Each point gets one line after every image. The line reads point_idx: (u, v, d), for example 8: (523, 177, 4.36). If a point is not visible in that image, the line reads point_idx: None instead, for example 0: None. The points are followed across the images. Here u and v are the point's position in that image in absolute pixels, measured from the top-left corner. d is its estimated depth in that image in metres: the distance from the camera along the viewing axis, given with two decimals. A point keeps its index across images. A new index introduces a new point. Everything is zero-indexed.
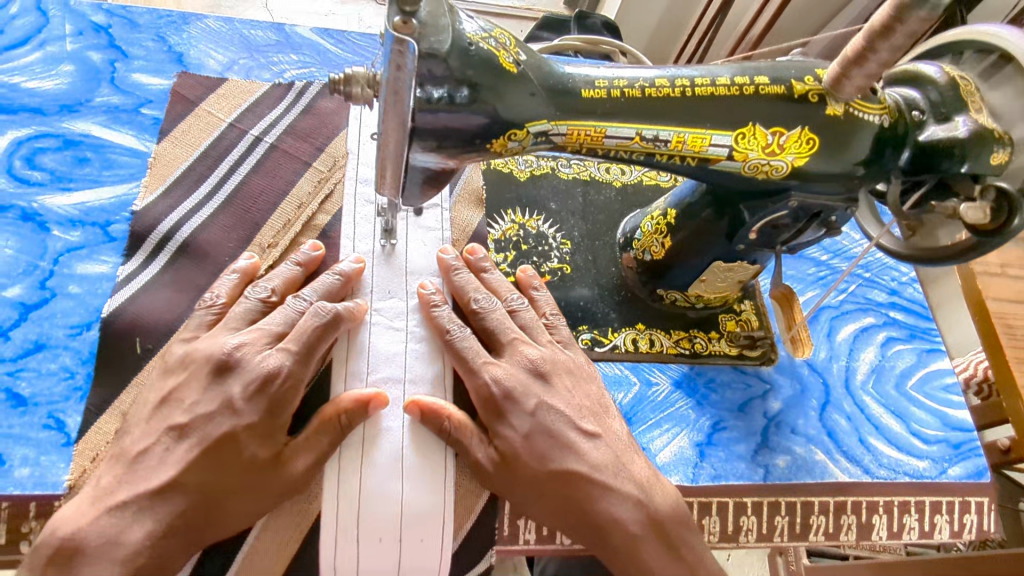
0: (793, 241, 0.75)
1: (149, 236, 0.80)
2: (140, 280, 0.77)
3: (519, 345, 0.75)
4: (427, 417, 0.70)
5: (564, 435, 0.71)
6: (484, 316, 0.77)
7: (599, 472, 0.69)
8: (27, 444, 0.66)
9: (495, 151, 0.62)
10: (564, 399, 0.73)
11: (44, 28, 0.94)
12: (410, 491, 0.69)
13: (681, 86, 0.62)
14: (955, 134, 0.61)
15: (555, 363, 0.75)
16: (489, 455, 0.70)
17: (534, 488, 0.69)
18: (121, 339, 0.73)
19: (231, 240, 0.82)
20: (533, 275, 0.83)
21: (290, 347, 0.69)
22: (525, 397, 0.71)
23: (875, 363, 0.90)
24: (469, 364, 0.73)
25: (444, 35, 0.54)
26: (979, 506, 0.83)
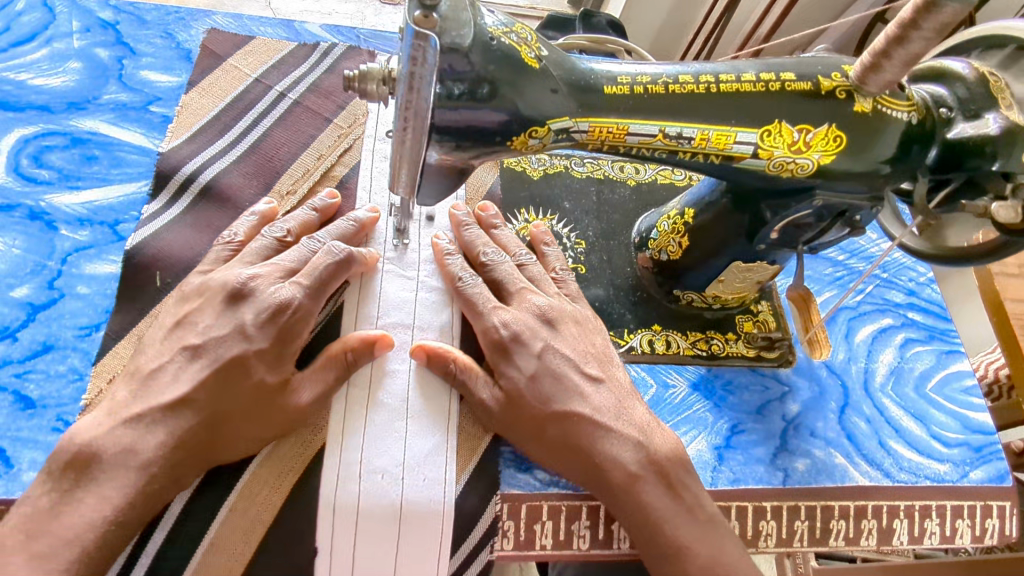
0: (815, 241, 0.73)
1: (174, 176, 0.83)
2: (164, 218, 0.80)
3: (527, 293, 0.75)
4: (433, 361, 0.71)
5: (569, 378, 0.70)
6: (492, 269, 0.76)
7: (601, 414, 0.68)
8: (36, 447, 0.65)
9: (515, 149, 0.61)
10: (570, 344, 0.73)
11: (51, 25, 0.93)
12: (414, 431, 0.69)
13: (705, 82, 0.61)
14: (986, 132, 0.60)
15: (564, 313, 0.75)
16: (493, 395, 0.69)
17: (538, 424, 0.68)
18: (141, 273, 0.76)
19: (254, 186, 0.85)
20: (545, 232, 0.84)
21: (303, 281, 0.69)
22: (532, 339, 0.71)
23: (894, 365, 0.89)
24: (476, 307, 0.73)
25: (466, 29, 0.53)
26: (1001, 510, 0.82)
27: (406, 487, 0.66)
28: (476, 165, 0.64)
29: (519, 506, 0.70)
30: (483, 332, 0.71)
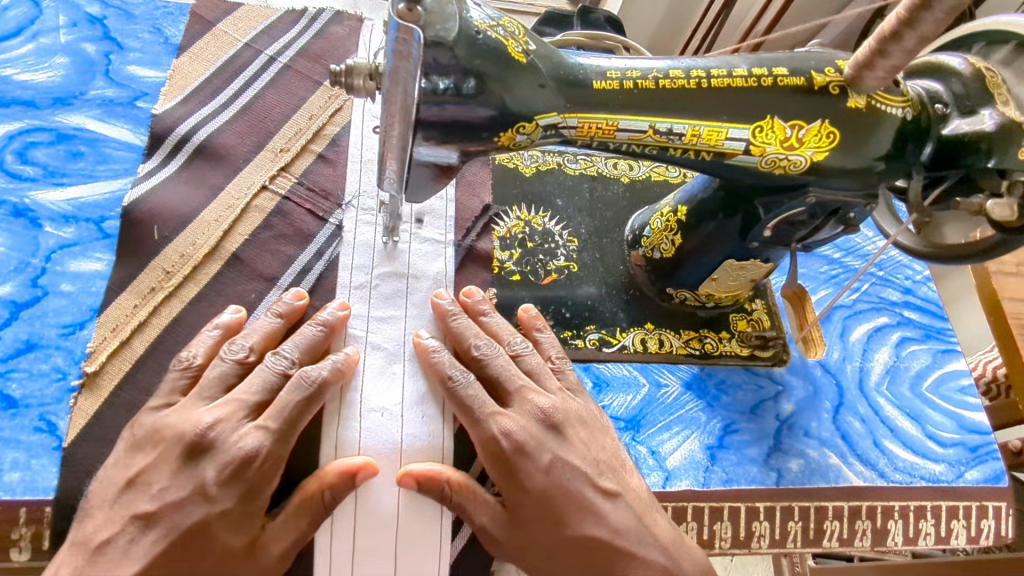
0: (809, 238, 0.72)
1: (169, 136, 0.85)
2: (161, 175, 0.82)
3: (528, 393, 0.72)
4: (424, 486, 0.67)
5: (581, 494, 0.68)
6: (487, 364, 0.73)
7: (620, 537, 0.67)
8: (18, 447, 0.64)
9: (502, 145, 0.60)
10: (579, 454, 0.70)
11: (38, 19, 0.91)
12: (411, 372, 0.74)
13: (696, 77, 0.60)
14: (981, 128, 0.59)
15: (568, 413, 0.72)
16: (493, 514, 0.67)
17: (548, 549, 0.66)
18: (140, 226, 0.78)
19: (247, 145, 0.87)
20: (535, 315, 0.79)
21: (269, 425, 0.65)
22: (539, 452, 0.68)
23: (889, 364, 0.88)
24: (474, 414, 0.69)
25: (451, 23, 0.51)
26: (997, 511, 0.81)
27: (403, 428, 0.71)
28: (464, 162, 0.63)
29: None
30: (484, 443, 0.68)
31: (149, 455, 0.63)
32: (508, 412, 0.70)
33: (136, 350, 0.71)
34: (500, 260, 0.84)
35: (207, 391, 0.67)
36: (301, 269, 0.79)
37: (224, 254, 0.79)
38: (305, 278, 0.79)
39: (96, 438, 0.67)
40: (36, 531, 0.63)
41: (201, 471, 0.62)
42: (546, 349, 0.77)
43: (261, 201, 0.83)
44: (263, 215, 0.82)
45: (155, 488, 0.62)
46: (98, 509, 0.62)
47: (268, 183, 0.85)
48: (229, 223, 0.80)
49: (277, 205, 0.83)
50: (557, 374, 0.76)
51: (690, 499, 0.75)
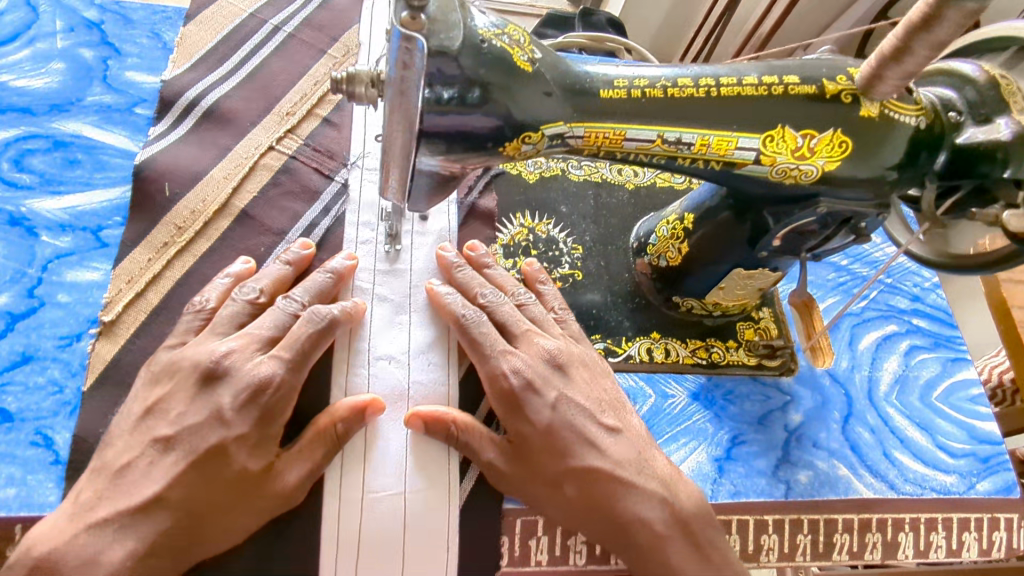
0: (819, 248, 0.70)
1: (177, 101, 0.87)
2: (171, 137, 0.84)
3: (534, 336, 0.72)
4: (431, 426, 0.68)
5: (584, 428, 0.67)
6: (492, 311, 0.73)
7: (621, 468, 0.66)
8: (14, 462, 0.63)
9: (507, 155, 0.58)
10: (582, 393, 0.70)
11: (34, 24, 0.90)
12: (417, 322, 0.76)
13: (705, 86, 0.58)
14: (997, 137, 0.58)
15: (571, 355, 0.72)
16: (499, 449, 0.67)
17: (551, 482, 0.66)
18: (151, 183, 0.80)
19: (254, 109, 0.89)
20: (539, 268, 0.80)
21: (283, 355, 0.65)
22: (545, 388, 0.68)
23: (899, 373, 0.87)
24: (482, 351, 0.70)
25: (455, 32, 0.50)
26: (1009, 523, 0.80)
27: (411, 375, 0.73)
28: (467, 171, 0.61)
29: (514, 522, 0.69)
30: (492, 380, 0.69)
31: (166, 385, 0.64)
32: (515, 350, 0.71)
33: (150, 301, 0.73)
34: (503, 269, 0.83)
35: (220, 326, 0.67)
36: (308, 224, 0.81)
37: (234, 211, 0.81)
38: (313, 232, 0.80)
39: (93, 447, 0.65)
40: None
41: (217, 396, 0.63)
42: (549, 301, 0.78)
43: (269, 159, 0.85)
44: (270, 174, 0.84)
45: (172, 414, 0.63)
46: (118, 436, 0.62)
47: (275, 144, 0.86)
48: (238, 180, 0.83)
49: (284, 164, 0.85)
50: (560, 323, 0.76)
51: None
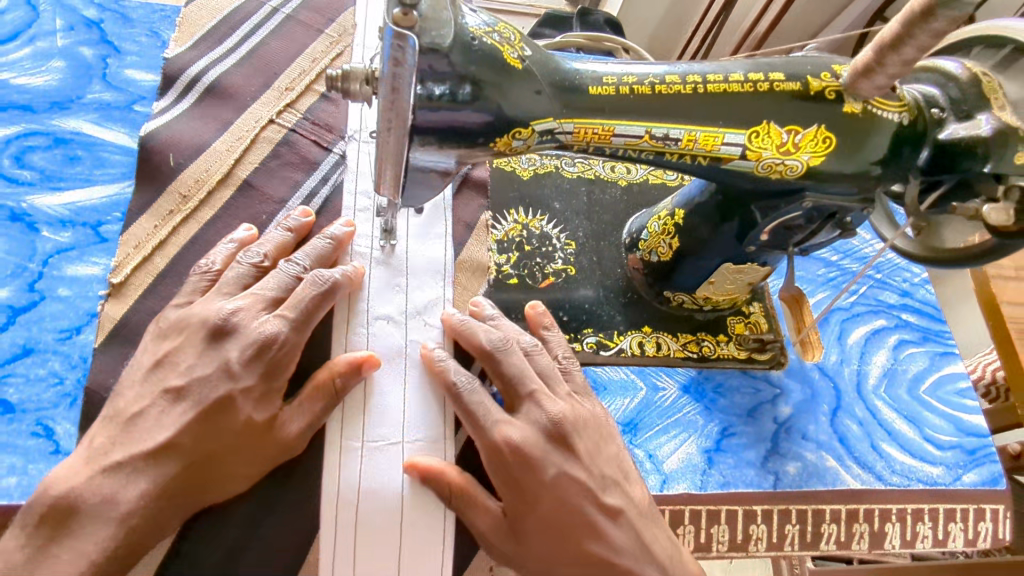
0: (806, 242, 0.72)
1: (180, 77, 0.89)
2: (175, 111, 0.86)
3: (540, 398, 0.68)
4: (428, 481, 0.66)
5: (583, 512, 0.64)
6: (500, 359, 0.70)
7: (619, 555, 0.64)
8: (15, 452, 0.64)
9: (499, 150, 0.59)
10: (585, 468, 0.66)
11: (35, 23, 0.91)
12: (414, 285, 0.78)
13: (692, 83, 0.60)
14: (978, 133, 0.59)
15: (577, 420, 0.68)
16: (494, 523, 0.64)
17: (542, 562, 0.63)
18: (157, 154, 0.83)
19: (254, 84, 0.91)
20: (543, 311, 0.78)
21: (288, 314, 0.67)
22: (544, 463, 0.65)
23: (887, 367, 0.88)
24: (479, 421, 0.66)
25: (446, 29, 0.52)
26: (994, 513, 0.81)
27: (408, 334, 0.75)
28: (462, 166, 0.63)
29: None
30: (489, 451, 0.65)
31: (174, 340, 0.67)
32: (515, 418, 0.67)
33: (156, 265, 0.76)
34: (497, 264, 0.83)
35: (226, 287, 0.69)
36: (309, 193, 0.84)
37: (236, 181, 0.83)
38: (312, 201, 0.83)
39: None
40: None
41: (224, 352, 0.65)
42: (554, 349, 0.76)
43: (269, 133, 0.88)
44: (270, 146, 0.87)
45: (182, 366, 0.65)
46: (129, 387, 0.65)
47: (275, 118, 0.89)
48: (240, 153, 0.85)
49: (284, 136, 0.88)
50: (565, 375, 0.73)
51: (688, 502, 0.75)
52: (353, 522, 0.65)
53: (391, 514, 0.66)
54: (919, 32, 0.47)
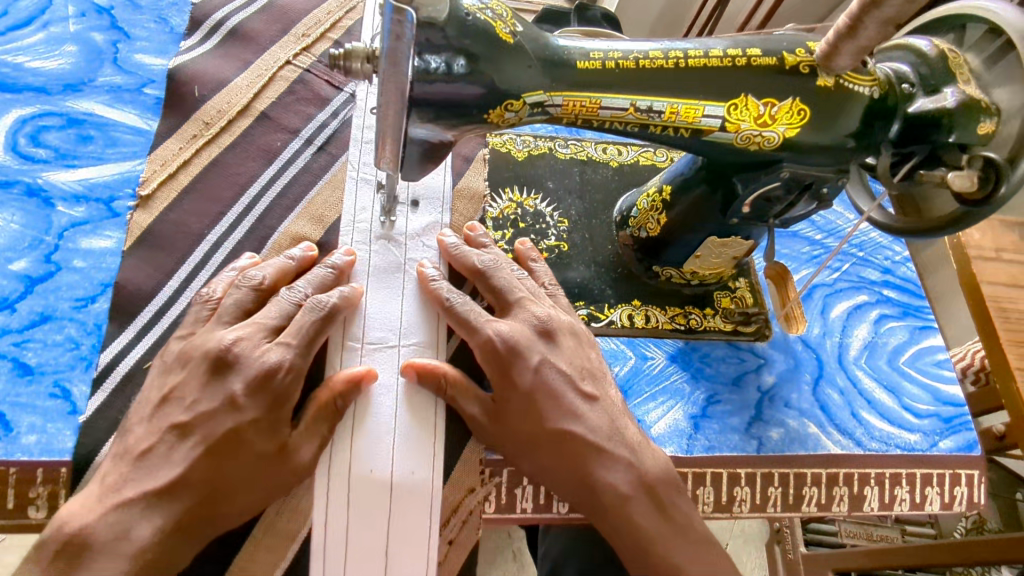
0: (785, 215, 0.75)
1: (205, 21, 1.00)
2: (200, 50, 0.96)
3: (526, 304, 0.77)
4: (423, 378, 0.71)
5: (565, 398, 0.71)
6: (490, 275, 0.78)
7: (593, 434, 0.70)
8: (34, 412, 0.68)
9: (492, 123, 0.63)
10: (566, 359, 0.74)
11: (48, 9, 0.95)
12: (413, 210, 0.85)
13: (674, 58, 0.63)
14: (944, 105, 0.62)
15: (560, 323, 0.77)
16: (482, 407, 0.72)
17: (528, 440, 0.70)
18: (183, 86, 0.92)
19: (274, 30, 1.02)
20: (531, 248, 0.84)
21: (290, 342, 0.69)
22: (529, 351, 0.72)
23: (868, 339, 0.92)
24: (471, 324, 0.74)
25: (442, 5, 0.55)
26: (970, 478, 0.84)
27: (407, 253, 0.81)
28: (457, 139, 0.66)
29: (501, 470, 0.74)
30: (482, 346, 0.73)
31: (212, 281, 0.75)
32: (503, 320, 0.75)
33: (181, 181, 0.85)
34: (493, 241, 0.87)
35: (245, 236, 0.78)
36: (319, 124, 0.95)
37: (254, 111, 0.93)
38: (322, 132, 0.94)
39: (107, 402, 0.70)
40: (52, 490, 0.66)
41: (225, 349, 0.68)
42: (540, 277, 0.82)
43: (286, 72, 0.98)
44: (287, 83, 0.97)
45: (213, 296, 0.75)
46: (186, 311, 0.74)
47: (292, 60, 1.00)
48: (259, 87, 0.95)
49: (299, 75, 0.99)
50: (551, 297, 0.81)
51: (675, 464, 0.78)
52: (351, 416, 0.70)
53: (387, 409, 0.71)
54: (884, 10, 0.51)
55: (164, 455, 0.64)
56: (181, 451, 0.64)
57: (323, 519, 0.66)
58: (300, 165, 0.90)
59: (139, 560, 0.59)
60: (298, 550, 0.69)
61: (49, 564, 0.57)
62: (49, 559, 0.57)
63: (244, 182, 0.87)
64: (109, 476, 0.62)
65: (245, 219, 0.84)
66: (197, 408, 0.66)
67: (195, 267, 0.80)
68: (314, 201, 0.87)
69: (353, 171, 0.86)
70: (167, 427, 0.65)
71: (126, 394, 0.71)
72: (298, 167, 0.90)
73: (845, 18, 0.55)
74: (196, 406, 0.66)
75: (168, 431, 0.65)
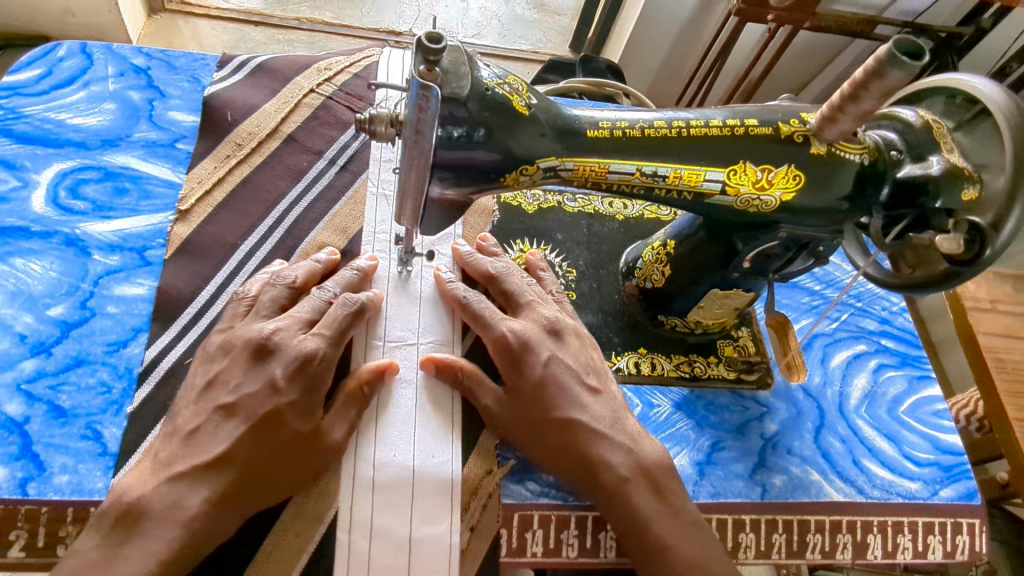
0: (784, 270, 0.79)
1: (237, 57, 1.08)
2: (231, 80, 1.04)
3: (535, 305, 0.82)
4: (441, 371, 0.77)
5: (572, 390, 0.76)
6: (503, 281, 0.83)
7: (598, 422, 0.74)
8: (67, 453, 0.71)
9: (508, 185, 0.68)
10: (572, 356, 0.79)
11: (88, 69, 1.01)
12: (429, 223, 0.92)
13: (677, 127, 0.68)
14: (930, 172, 0.68)
15: (566, 325, 0.81)
16: (495, 397, 0.76)
17: (537, 427, 0.74)
18: (217, 111, 1.00)
19: (296, 64, 1.10)
20: (540, 258, 0.90)
21: (324, 332, 0.74)
22: (539, 347, 0.77)
23: (868, 389, 0.94)
24: (485, 321, 0.78)
25: (464, 81, 0.60)
26: (971, 527, 0.85)
27: (423, 260, 0.88)
28: (473, 200, 0.71)
29: (512, 515, 0.75)
30: (496, 342, 0.77)
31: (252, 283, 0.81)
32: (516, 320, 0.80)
33: (215, 198, 0.92)
34: None
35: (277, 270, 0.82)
36: (342, 145, 1.02)
37: (282, 134, 1.01)
38: (344, 152, 1.01)
39: (136, 441, 0.73)
40: (81, 529, 0.68)
41: (262, 374, 0.71)
42: (548, 285, 0.88)
43: (310, 99, 1.06)
44: (311, 109, 1.05)
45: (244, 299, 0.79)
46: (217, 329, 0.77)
47: (314, 88, 1.07)
48: (285, 113, 1.03)
49: (322, 102, 1.06)
50: (557, 302, 0.86)
51: None
52: (375, 406, 0.76)
53: (408, 401, 0.77)
54: (873, 89, 0.56)
55: (211, 434, 0.68)
56: (227, 429, 0.69)
57: (349, 503, 0.70)
58: (324, 183, 0.97)
59: (189, 527, 0.63)
60: (326, 531, 0.70)
61: (110, 529, 0.62)
62: (110, 525, 0.62)
63: (273, 199, 0.94)
64: (161, 454, 0.67)
65: (275, 231, 0.92)
66: (241, 390, 0.71)
67: (230, 273, 0.87)
68: (338, 214, 0.94)
69: (375, 186, 0.95)
70: (214, 408, 0.70)
71: (168, 388, 0.77)
72: (322, 185, 0.97)
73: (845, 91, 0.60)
74: (240, 389, 0.71)
75: (214, 412, 0.70)
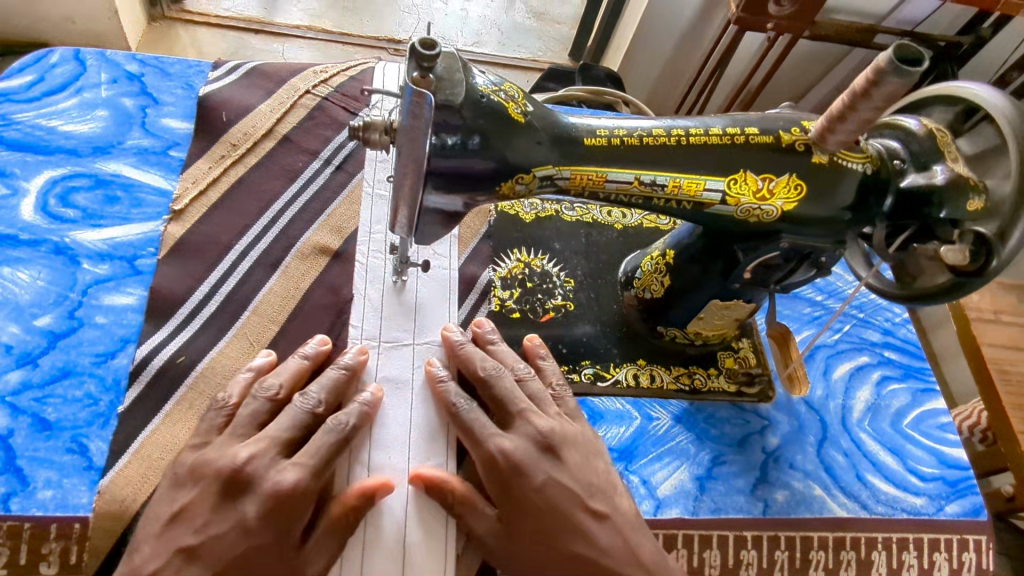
0: (786, 280, 0.78)
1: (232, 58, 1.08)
2: (226, 79, 1.04)
3: (530, 416, 0.75)
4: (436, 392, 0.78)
5: (571, 516, 0.70)
6: (492, 384, 0.77)
7: (604, 558, 0.68)
8: (51, 467, 0.69)
9: (503, 194, 0.67)
10: (573, 476, 0.72)
11: (82, 76, 1.00)
12: None
13: (676, 135, 0.67)
14: (934, 182, 0.66)
15: (565, 434, 0.74)
16: (489, 526, 0.70)
17: (533, 562, 0.69)
18: (212, 111, 1.00)
19: (292, 66, 1.09)
20: (539, 343, 0.85)
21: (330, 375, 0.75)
22: (534, 470, 0.71)
23: (871, 402, 0.92)
24: (475, 435, 0.73)
25: (459, 88, 0.59)
26: (977, 543, 0.84)
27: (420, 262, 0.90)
28: (468, 209, 0.69)
29: None
30: (485, 462, 0.72)
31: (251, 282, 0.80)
32: (510, 433, 0.74)
33: (210, 198, 0.92)
34: (501, 300, 0.90)
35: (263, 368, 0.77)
36: (338, 145, 1.01)
37: (278, 135, 1.00)
38: (340, 151, 1.00)
39: (122, 454, 0.71)
40: (64, 546, 0.67)
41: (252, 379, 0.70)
42: (548, 375, 0.82)
43: (306, 100, 1.05)
44: (307, 110, 1.04)
45: None
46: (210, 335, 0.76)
47: (311, 89, 1.06)
48: (281, 113, 1.02)
49: (318, 103, 1.05)
50: (557, 401, 0.80)
51: (679, 527, 0.79)
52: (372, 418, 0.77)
53: (404, 412, 0.78)
54: (876, 98, 0.55)
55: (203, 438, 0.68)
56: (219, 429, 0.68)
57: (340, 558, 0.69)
58: (319, 183, 0.97)
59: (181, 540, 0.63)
60: None
61: None
62: None
63: (268, 199, 0.94)
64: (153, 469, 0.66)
65: (270, 231, 0.91)
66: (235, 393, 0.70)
67: (224, 273, 0.86)
68: (334, 212, 0.94)
69: (370, 186, 0.95)
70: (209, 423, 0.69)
71: (153, 398, 0.75)
72: (317, 185, 0.97)
73: (844, 102, 0.59)
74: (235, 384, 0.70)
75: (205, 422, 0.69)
